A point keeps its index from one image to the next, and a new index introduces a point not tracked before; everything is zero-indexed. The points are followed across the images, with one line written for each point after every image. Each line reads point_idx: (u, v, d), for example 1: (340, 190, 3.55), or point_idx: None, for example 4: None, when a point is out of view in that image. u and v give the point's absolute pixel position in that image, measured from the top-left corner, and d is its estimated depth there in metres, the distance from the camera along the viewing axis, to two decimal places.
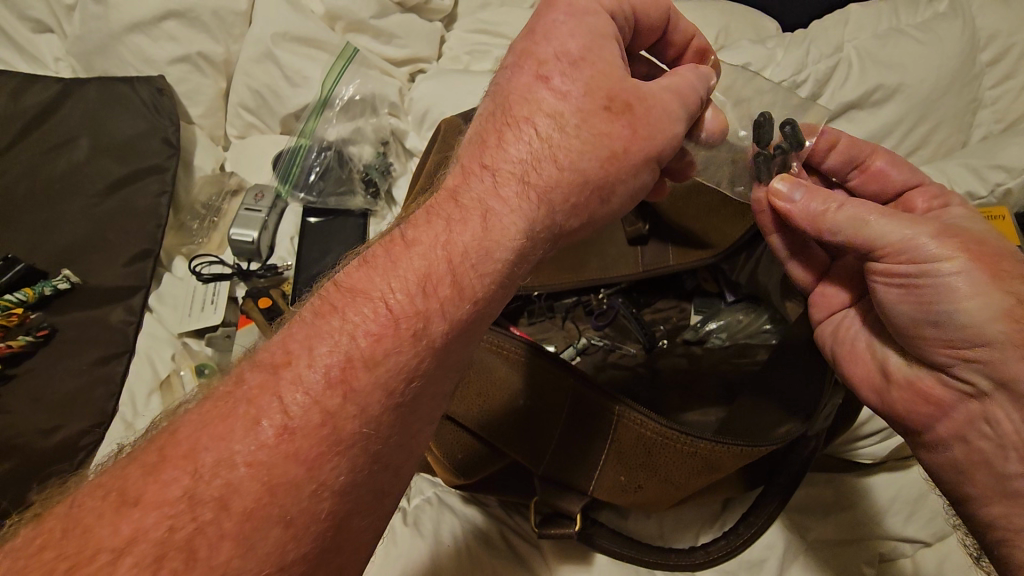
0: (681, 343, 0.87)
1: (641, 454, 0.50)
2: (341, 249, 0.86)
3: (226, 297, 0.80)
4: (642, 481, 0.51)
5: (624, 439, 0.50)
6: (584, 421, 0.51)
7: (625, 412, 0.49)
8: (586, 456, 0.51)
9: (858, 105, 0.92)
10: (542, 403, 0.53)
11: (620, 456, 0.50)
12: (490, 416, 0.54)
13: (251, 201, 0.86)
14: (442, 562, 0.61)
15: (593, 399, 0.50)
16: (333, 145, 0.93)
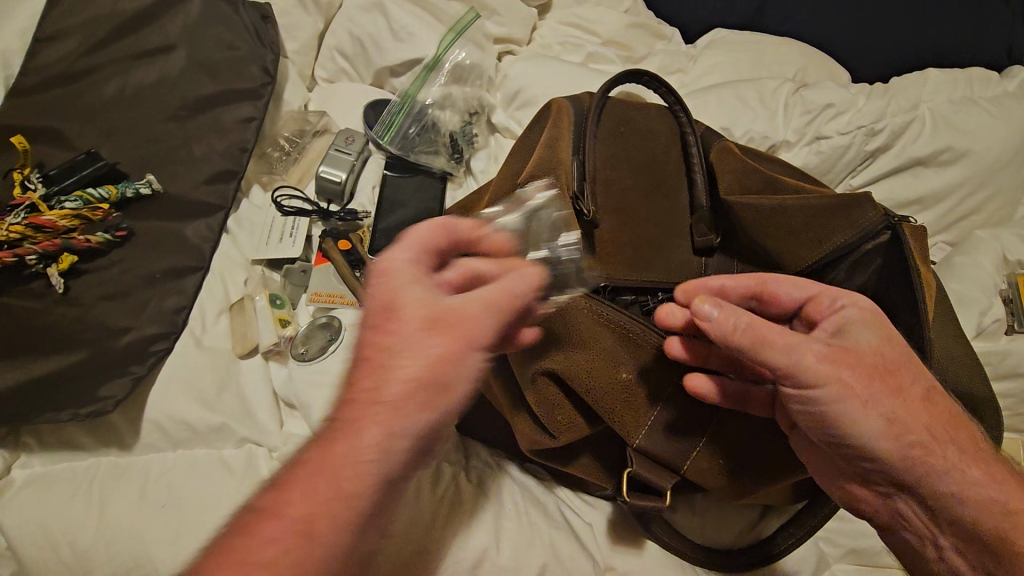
0: None
1: (741, 435, 0.55)
2: (417, 207, 0.86)
3: (304, 234, 0.79)
4: (746, 464, 0.55)
5: (729, 418, 0.55)
6: (695, 397, 0.55)
7: (736, 395, 0.54)
8: (694, 430, 0.55)
9: (924, 163, 0.96)
10: (652, 376, 0.56)
11: (721, 435, 0.55)
12: (595, 381, 0.55)
13: (341, 143, 0.85)
14: (506, 523, 0.62)
15: (706, 383, 0.55)
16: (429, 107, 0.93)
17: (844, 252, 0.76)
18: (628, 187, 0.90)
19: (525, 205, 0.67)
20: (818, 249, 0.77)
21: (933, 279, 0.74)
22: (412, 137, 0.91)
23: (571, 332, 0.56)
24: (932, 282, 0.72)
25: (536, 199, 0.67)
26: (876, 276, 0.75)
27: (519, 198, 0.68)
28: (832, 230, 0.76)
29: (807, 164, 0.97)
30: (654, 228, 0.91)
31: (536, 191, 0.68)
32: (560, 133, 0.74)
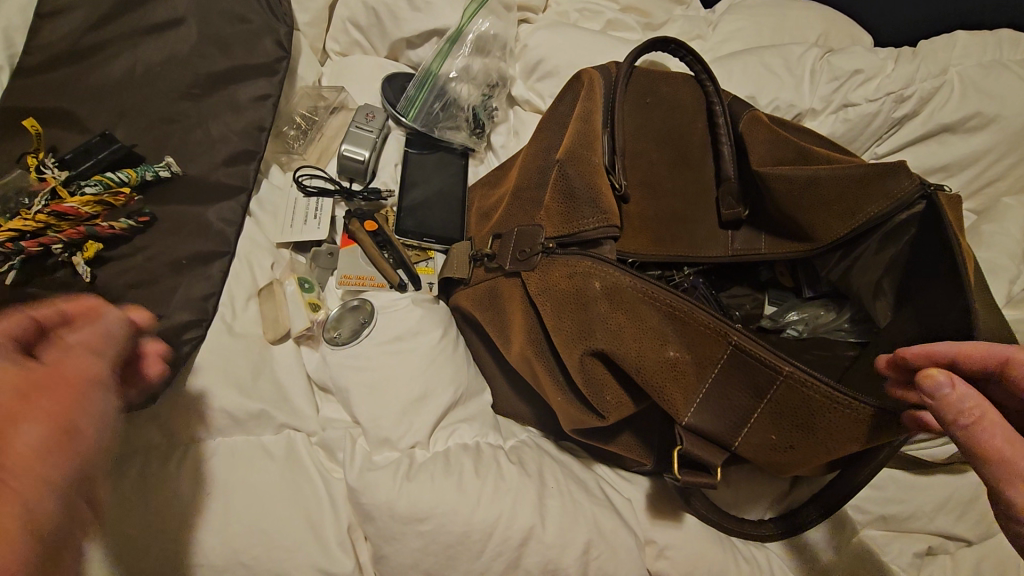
0: (756, 328, 0.91)
1: (801, 415, 0.52)
2: (442, 184, 0.85)
3: (329, 215, 0.77)
4: (794, 440, 0.53)
5: (785, 397, 0.51)
6: (747, 374, 0.52)
7: (793, 373, 0.50)
8: (735, 406, 0.53)
9: (952, 129, 0.94)
10: (698, 355, 0.54)
11: (775, 414, 0.52)
12: (643, 360, 0.55)
13: (362, 119, 0.82)
14: (550, 501, 0.63)
15: (760, 359, 0.51)
16: (452, 83, 0.89)
17: (879, 222, 0.75)
18: (653, 160, 0.89)
19: (565, 180, 0.66)
20: (852, 221, 0.76)
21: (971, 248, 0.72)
22: (433, 112, 0.88)
23: (615, 312, 0.56)
24: (970, 251, 0.71)
25: (576, 175, 0.66)
26: (910, 245, 0.74)
27: (559, 173, 0.66)
28: (867, 200, 0.74)
29: (834, 132, 0.95)
30: (680, 202, 0.90)
31: (576, 168, 0.66)
32: (592, 107, 0.73)
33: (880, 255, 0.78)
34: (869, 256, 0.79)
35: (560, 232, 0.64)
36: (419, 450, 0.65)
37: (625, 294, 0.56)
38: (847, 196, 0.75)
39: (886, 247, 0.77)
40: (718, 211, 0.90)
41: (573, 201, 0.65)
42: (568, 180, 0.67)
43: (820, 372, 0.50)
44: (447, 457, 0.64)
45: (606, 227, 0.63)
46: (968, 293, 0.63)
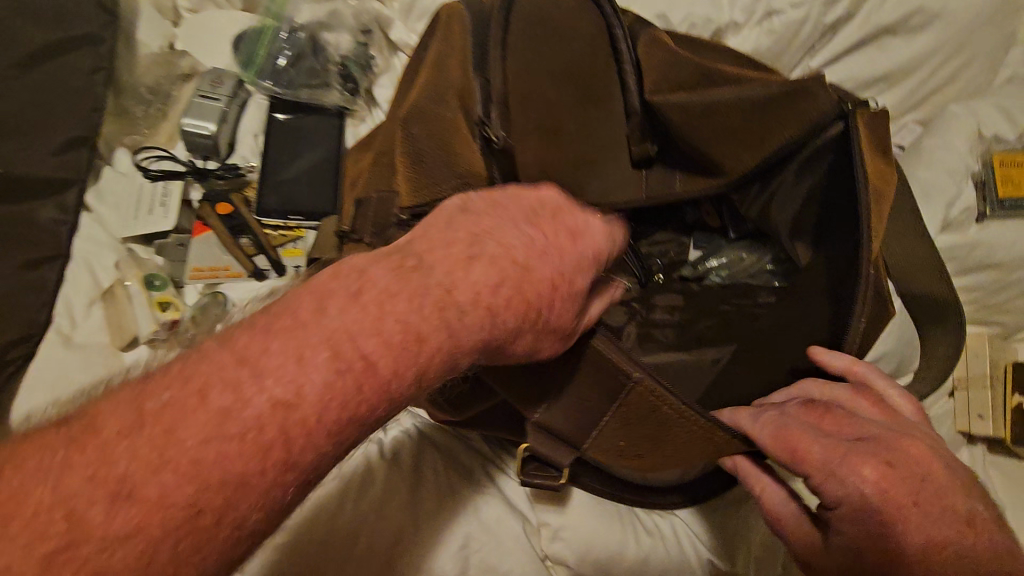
0: (677, 279, 0.83)
1: (650, 425, 0.46)
2: (310, 152, 0.75)
3: (179, 200, 0.69)
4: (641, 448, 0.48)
5: (632, 406, 0.46)
6: (594, 378, 0.45)
7: (642, 382, 0.44)
8: (586, 412, 0.47)
9: (893, 31, 0.83)
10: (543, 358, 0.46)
11: (623, 423, 0.47)
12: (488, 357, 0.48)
13: (207, 87, 0.74)
14: (423, 498, 0.58)
15: (609, 365, 0.44)
16: (305, 27, 0.82)
17: (792, 149, 0.66)
18: (552, 97, 0.79)
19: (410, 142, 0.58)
20: (763, 147, 0.67)
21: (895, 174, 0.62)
22: (294, 67, 0.79)
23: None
24: (889, 177, 0.61)
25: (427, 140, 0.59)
26: (827, 174, 0.65)
27: (405, 135, 0.58)
28: (773, 128, 0.65)
29: (758, 47, 0.84)
30: (589, 144, 0.82)
31: (421, 128, 0.59)
32: (452, 50, 0.63)
33: (800, 186, 0.69)
34: (788, 189, 0.70)
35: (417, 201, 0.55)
36: None
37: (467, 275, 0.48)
38: (754, 121, 0.66)
39: (803, 180, 0.68)
40: (630, 150, 0.82)
41: (425, 167, 0.57)
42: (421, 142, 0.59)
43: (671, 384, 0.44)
44: None
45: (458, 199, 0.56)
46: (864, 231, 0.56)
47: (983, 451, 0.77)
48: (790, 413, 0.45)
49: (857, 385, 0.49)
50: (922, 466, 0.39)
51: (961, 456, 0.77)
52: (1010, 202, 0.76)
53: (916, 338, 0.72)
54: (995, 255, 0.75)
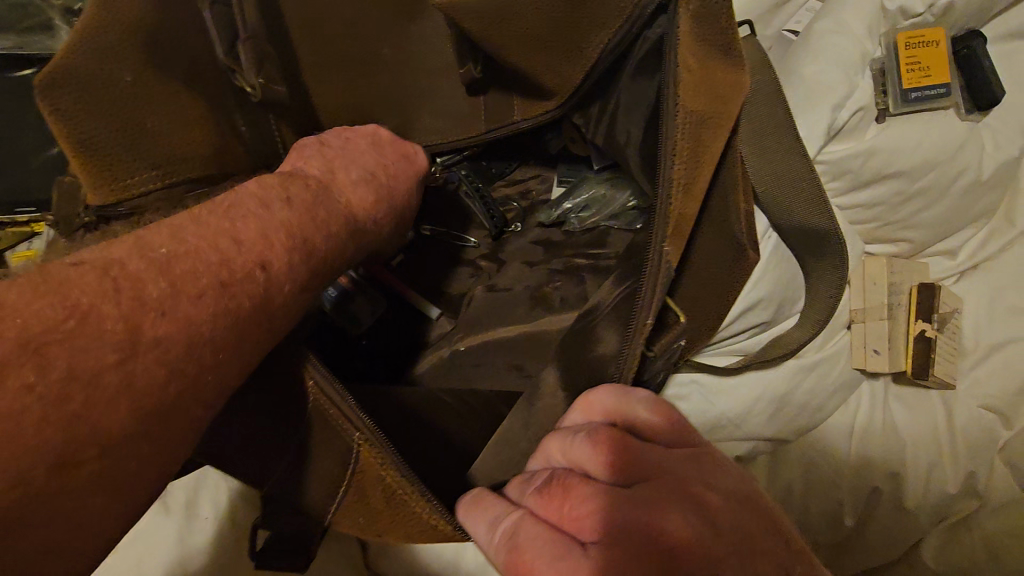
0: (535, 226, 0.69)
1: (385, 503, 0.43)
2: (31, 118, 0.59)
3: None
4: (384, 524, 0.44)
5: (365, 482, 0.42)
6: (322, 454, 0.41)
7: (368, 458, 0.41)
8: (326, 477, 0.42)
9: None
10: (262, 421, 0.41)
11: (360, 503, 0.43)
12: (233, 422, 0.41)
13: None
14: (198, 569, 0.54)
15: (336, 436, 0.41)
16: None
17: (617, 55, 0.52)
18: (334, 8, 0.60)
19: (69, 123, 0.43)
20: (587, 56, 0.53)
21: (748, 86, 0.45)
22: None
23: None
24: (735, 94, 0.44)
25: (103, 109, 0.45)
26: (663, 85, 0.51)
27: (59, 114, 0.43)
28: (587, 25, 0.51)
29: None
30: (406, 67, 0.65)
31: (88, 91, 0.44)
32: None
33: (644, 95, 0.53)
34: (627, 103, 0.55)
35: (100, 197, 0.46)
36: None
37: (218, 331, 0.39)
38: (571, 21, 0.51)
39: (639, 91, 0.54)
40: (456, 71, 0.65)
41: (102, 149, 0.45)
42: (94, 115, 0.45)
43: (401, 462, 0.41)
44: None
45: (167, 178, 0.49)
46: (675, 170, 0.42)
47: (887, 386, 0.69)
48: (522, 518, 0.36)
49: (594, 432, 0.37)
50: (659, 524, 0.31)
51: (861, 394, 0.68)
52: (916, 94, 0.62)
53: (799, 271, 0.60)
54: (894, 162, 0.62)
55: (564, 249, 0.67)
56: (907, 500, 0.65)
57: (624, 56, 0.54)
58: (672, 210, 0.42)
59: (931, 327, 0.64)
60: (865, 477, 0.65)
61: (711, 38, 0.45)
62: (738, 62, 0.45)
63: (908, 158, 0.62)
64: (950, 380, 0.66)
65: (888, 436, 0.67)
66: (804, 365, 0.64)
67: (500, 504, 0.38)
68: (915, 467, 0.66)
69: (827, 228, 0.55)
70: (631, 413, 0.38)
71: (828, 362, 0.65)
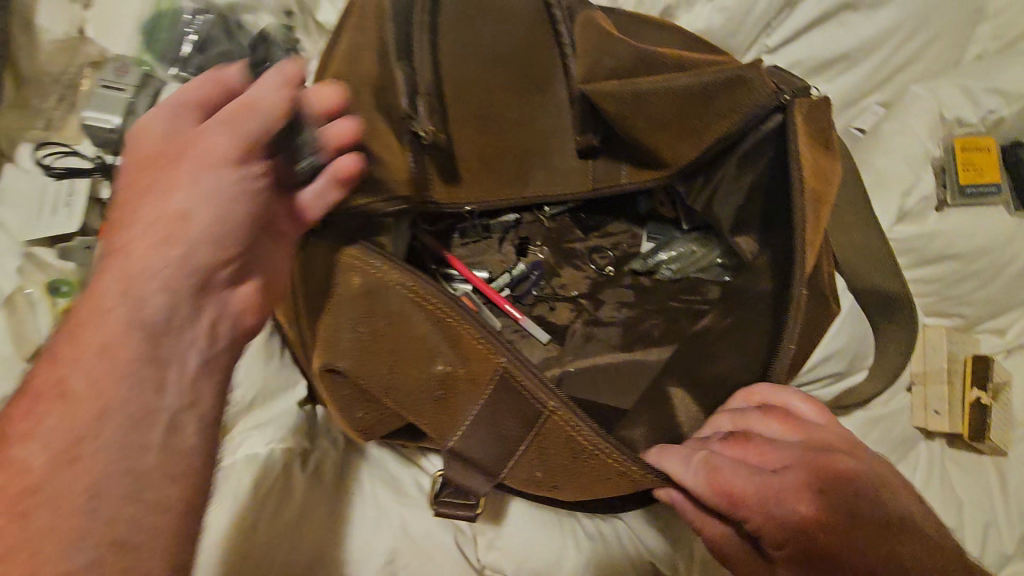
0: (628, 273, 0.78)
1: (565, 457, 0.45)
2: None
3: (86, 199, 0.65)
4: (560, 480, 0.47)
5: (549, 436, 0.45)
6: (510, 407, 0.45)
7: (556, 410, 0.44)
8: (504, 435, 0.46)
9: (850, 7, 0.79)
10: (461, 376, 0.46)
11: (541, 453, 0.46)
12: (402, 382, 0.46)
13: (111, 75, 0.68)
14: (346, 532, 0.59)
15: (523, 390, 0.45)
16: (214, 7, 0.73)
17: (728, 142, 0.64)
18: (489, 84, 0.74)
19: (332, 152, 0.54)
20: (699, 142, 0.65)
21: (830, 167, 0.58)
22: (200, 50, 0.71)
23: (373, 312, 0.46)
24: (825, 172, 0.56)
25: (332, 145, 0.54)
26: (772, 163, 0.63)
27: (324, 143, 0.54)
28: (709, 118, 0.63)
29: (709, 27, 0.79)
30: (533, 132, 0.77)
31: (329, 123, 0.53)
32: (370, 38, 0.58)
33: (747, 173, 0.66)
34: (734, 180, 0.67)
35: None
36: None
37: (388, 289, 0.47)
38: (694, 116, 0.63)
39: (752, 168, 0.65)
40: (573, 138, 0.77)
41: (349, 176, 0.54)
42: (351, 146, 0.55)
43: (585, 413, 0.44)
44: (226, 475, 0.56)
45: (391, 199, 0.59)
46: (804, 233, 0.51)
47: (942, 448, 0.74)
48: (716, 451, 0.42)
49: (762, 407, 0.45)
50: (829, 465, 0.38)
51: (919, 453, 0.74)
52: (971, 190, 0.73)
53: (869, 332, 0.68)
54: (954, 245, 0.72)
55: (657, 297, 0.75)
56: None
57: (733, 144, 0.65)
58: (802, 268, 0.51)
59: (987, 396, 0.71)
60: None
61: (815, 132, 0.58)
62: (826, 147, 0.58)
63: (965, 242, 0.72)
64: (1004, 448, 0.72)
65: (946, 495, 0.72)
66: (871, 416, 0.71)
67: (685, 448, 0.44)
68: (972, 526, 0.70)
69: (899, 291, 0.64)
70: (785, 398, 0.46)
71: (892, 416, 0.72)
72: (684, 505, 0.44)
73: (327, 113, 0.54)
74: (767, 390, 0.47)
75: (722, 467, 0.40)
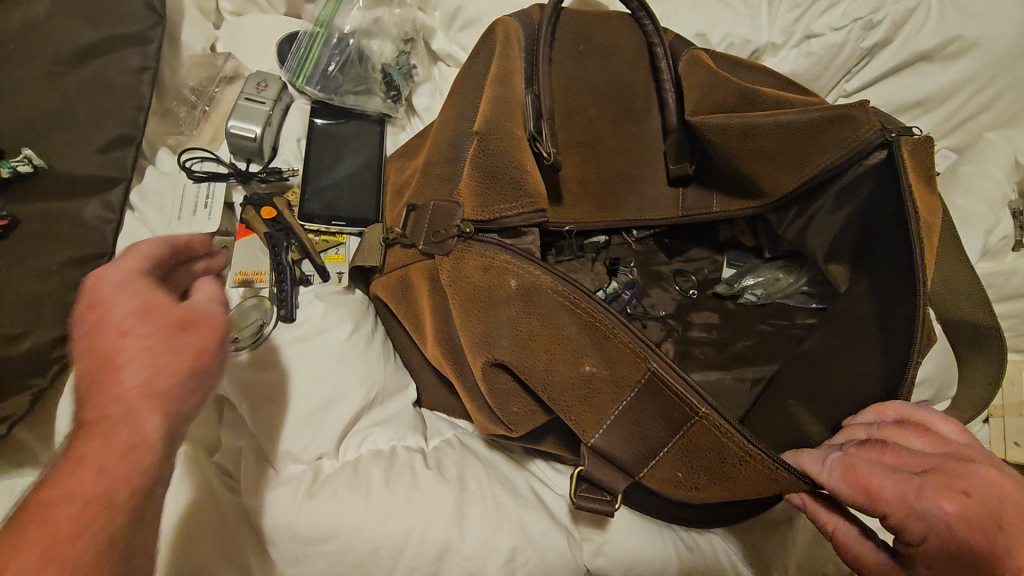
0: (712, 296, 0.82)
1: (708, 459, 0.48)
2: (354, 159, 0.75)
3: (223, 202, 0.69)
4: (699, 479, 0.49)
5: (694, 440, 0.48)
6: (659, 409, 0.48)
7: (708, 417, 0.46)
8: (647, 435, 0.49)
9: (930, 57, 0.84)
10: (611, 377, 0.49)
11: (683, 454, 0.49)
12: (554, 382, 0.50)
13: (251, 90, 0.73)
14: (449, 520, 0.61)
15: (676, 395, 0.47)
16: (352, 36, 0.81)
17: (832, 174, 0.68)
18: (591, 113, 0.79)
19: (485, 156, 0.57)
20: (800, 175, 0.70)
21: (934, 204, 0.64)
22: (340, 72, 0.79)
23: (528, 315, 0.51)
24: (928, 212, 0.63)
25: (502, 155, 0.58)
26: (869, 197, 0.66)
27: (478, 150, 0.57)
28: (812, 152, 0.68)
29: (795, 70, 0.85)
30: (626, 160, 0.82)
31: (500, 145, 0.58)
32: (511, 67, 0.64)
33: (843, 207, 0.70)
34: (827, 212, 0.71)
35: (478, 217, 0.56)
36: (326, 460, 0.59)
37: (542, 296, 0.50)
38: (798, 150, 0.68)
39: (846, 201, 0.69)
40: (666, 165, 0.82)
41: (495, 181, 0.56)
42: (502, 153, 0.57)
43: (737, 421, 0.46)
44: (356, 467, 0.59)
45: None
46: (923, 260, 0.57)
47: None
48: (851, 454, 0.45)
49: (896, 424, 0.48)
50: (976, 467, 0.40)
51: None
52: None
53: (955, 362, 0.72)
54: None
55: (742, 320, 0.79)
56: None
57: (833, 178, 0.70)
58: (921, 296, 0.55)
59: None
60: None
61: (918, 171, 0.64)
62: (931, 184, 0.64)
63: None
64: None
65: None
66: None
67: (816, 455, 0.48)
68: None
69: (987, 324, 0.67)
70: (921, 416, 0.48)
71: None
72: (814, 507, 0.48)
73: (496, 133, 0.58)
74: (894, 408, 0.50)
75: (858, 470, 0.43)
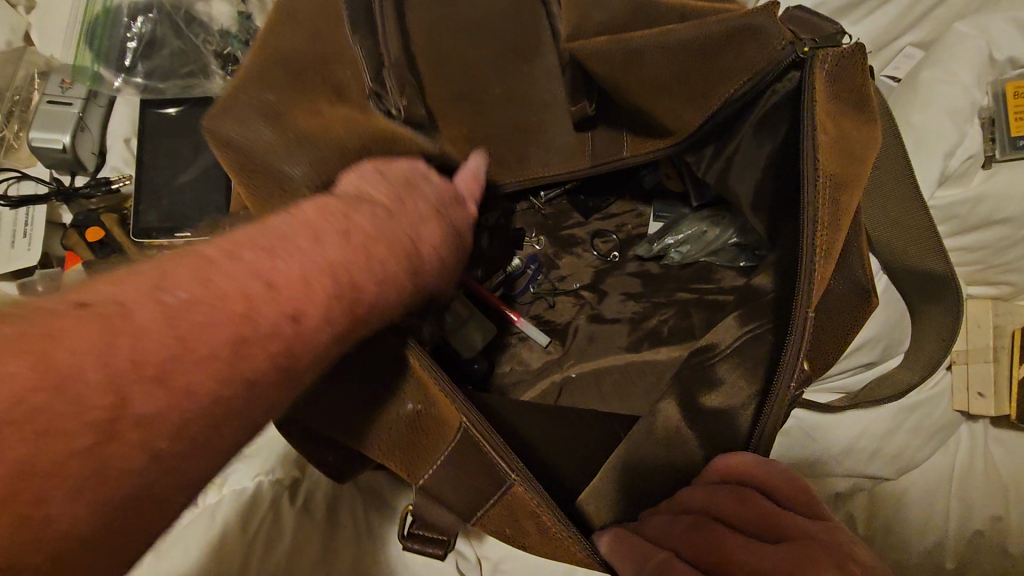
0: (633, 258, 0.71)
1: (530, 526, 0.41)
2: (193, 155, 0.64)
3: (43, 228, 0.61)
4: (528, 541, 0.42)
5: (512, 508, 0.40)
6: (476, 469, 0.41)
7: (518, 484, 0.39)
8: (473, 487, 0.41)
9: None
10: (424, 424, 0.42)
11: (506, 516, 0.41)
12: (385, 421, 0.43)
13: (57, 90, 0.64)
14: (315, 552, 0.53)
15: (488, 459, 0.40)
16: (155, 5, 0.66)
17: (740, 103, 0.55)
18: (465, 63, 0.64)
19: (258, 94, 0.50)
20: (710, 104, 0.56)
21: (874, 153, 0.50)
22: (150, 56, 0.66)
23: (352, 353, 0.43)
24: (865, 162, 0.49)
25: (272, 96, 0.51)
26: (794, 130, 0.54)
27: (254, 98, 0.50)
28: (720, 77, 0.54)
29: None
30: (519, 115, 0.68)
31: (280, 97, 0.51)
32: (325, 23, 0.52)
33: (764, 143, 0.58)
34: (754, 146, 0.59)
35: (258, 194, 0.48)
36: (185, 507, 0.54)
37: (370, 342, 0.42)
38: (709, 70, 0.54)
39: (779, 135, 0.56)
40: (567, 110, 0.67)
41: (259, 135, 0.49)
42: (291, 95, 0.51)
43: (550, 496, 0.39)
44: (215, 513, 0.53)
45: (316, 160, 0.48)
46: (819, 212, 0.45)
47: (988, 428, 0.68)
48: (680, 534, 0.38)
49: (737, 489, 0.40)
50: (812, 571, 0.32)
51: (960, 436, 0.68)
52: None
53: (907, 316, 0.64)
54: (1005, 207, 0.64)
55: (665, 284, 0.69)
56: (1010, 544, 0.65)
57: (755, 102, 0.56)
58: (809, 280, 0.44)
59: None
60: (967, 522, 0.66)
61: (844, 111, 0.50)
62: (869, 126, 0.51)
63: (1016, 204, 0.64)
64: None
65: (989, 479, 0.67)
66: (909, 405, 0.65)
67: (649, 543, 0.39)
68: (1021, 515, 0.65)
69: (946, 272, 0.57)
70: (772, 477, 0.41)
71: (930, 402, 0.66)
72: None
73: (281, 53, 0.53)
74: (749, 461, 0.42)
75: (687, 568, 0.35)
